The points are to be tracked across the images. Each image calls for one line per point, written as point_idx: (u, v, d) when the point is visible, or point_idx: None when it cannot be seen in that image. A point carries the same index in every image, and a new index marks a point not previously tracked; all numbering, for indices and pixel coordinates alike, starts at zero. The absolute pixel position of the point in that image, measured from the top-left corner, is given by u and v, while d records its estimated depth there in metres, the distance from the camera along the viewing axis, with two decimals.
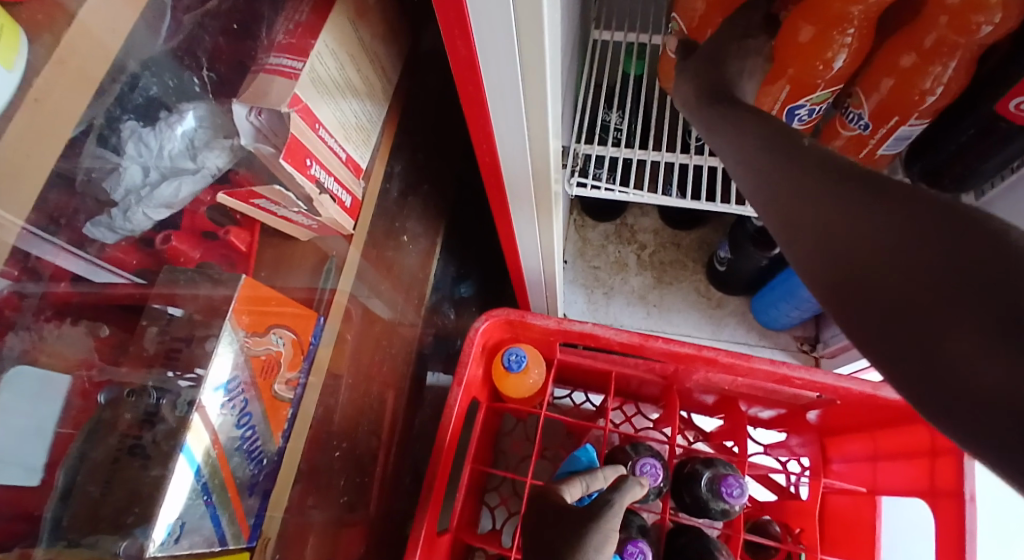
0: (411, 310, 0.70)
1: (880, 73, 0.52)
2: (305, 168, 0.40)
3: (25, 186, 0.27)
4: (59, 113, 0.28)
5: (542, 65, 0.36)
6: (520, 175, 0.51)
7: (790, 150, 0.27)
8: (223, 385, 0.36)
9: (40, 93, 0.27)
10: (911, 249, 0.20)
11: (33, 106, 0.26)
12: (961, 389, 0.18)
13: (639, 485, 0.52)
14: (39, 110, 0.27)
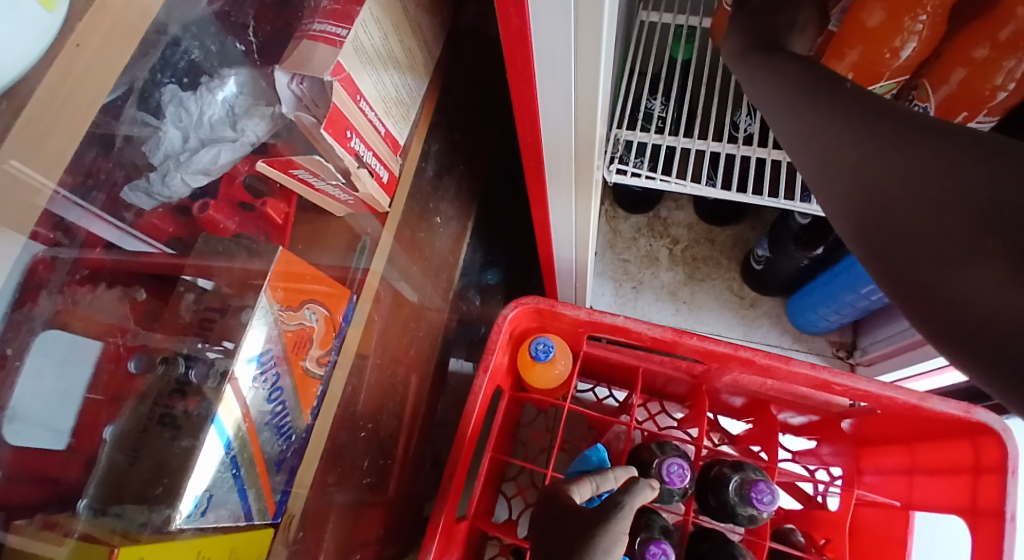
0: (439, 294, 0.69)
1: (952, 64, 0.49)
2: (345, 140, 0.39)
3: (58, 139, 0.26)
4: (98, 62, 0.26)
5: (598, 40, 0.34)
6: (562, 158, 0.49)
7: (826, 100, 0.26)
8: (256, 358, 0.35)
9: (83, 39, 0.26)
10: (936, 191, 0.20)
11: (73, 51, 0.25)
12: (967, 322, 0.19)
13: (651, 488, 0.47)
14: (79, 57, 0.25)
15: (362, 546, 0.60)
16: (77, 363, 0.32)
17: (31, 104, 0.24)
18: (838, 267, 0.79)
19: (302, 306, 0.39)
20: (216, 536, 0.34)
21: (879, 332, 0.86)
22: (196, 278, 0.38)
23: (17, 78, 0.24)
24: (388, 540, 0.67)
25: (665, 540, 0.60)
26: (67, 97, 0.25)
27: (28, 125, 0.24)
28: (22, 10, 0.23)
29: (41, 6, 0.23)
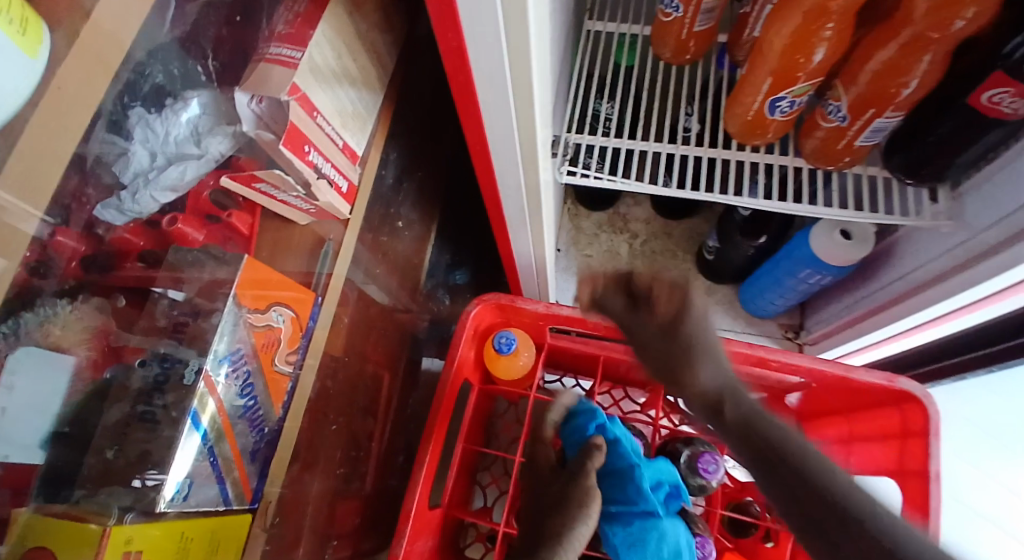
0: (405, 295, 0.73)
1: (861, 64, 0.52)
2: (303, 154, 0.42)
3: (45, 177, 0.28)
4: (76, 102, 0.28)
5: (527, 52, 0.38)
6: (508, 161, 0.53)
7: None
8: (227, 356, 0.38)
9: (62, 81, 0.27)
10: None
11: (55, 92, 0.27)
12: None
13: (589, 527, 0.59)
14: (61, 97, 0.27)
15: (340, 536, 0.64)
16: (53, 373, 0.34)
17: (23, 144, 0.26)
18: (780, 254, 0.84)
19: (272, 312, 0.43)
20: (195, 520, 0.37)
21: (821, 313, 0.92)
22: (167, 290, 0.40)
23: (10, 118, 0.25)
24: (365, 530, 0.71)
25: None
26: (41, 144, 0.27)
27: (20, 166, 0.26)
28: (14, 62, 0.25)
29: (26, 56, 0.25)
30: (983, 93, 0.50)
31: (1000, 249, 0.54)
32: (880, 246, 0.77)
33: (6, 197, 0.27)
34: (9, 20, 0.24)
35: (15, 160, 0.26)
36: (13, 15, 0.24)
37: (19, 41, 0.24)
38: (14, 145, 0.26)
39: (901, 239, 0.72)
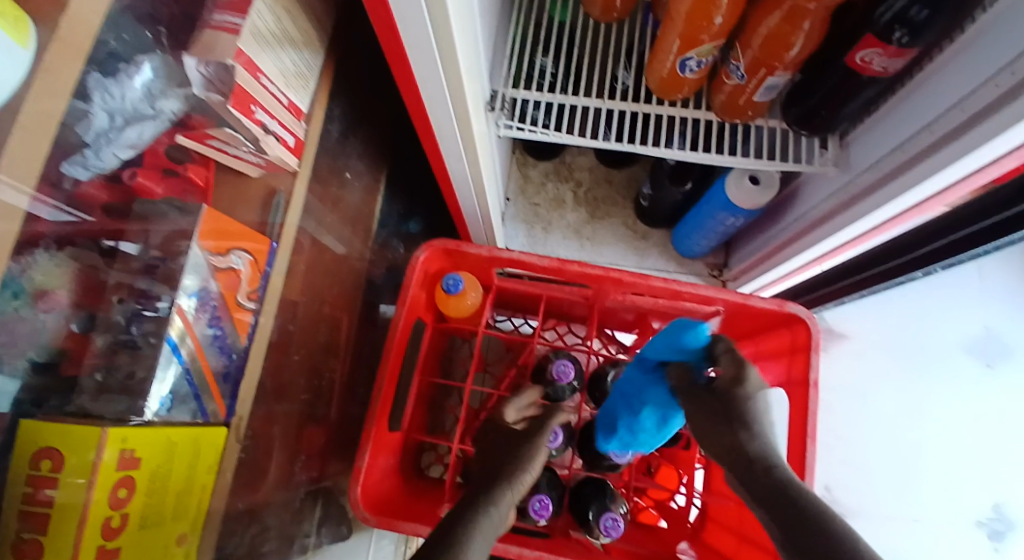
0: (358, 242, 0.79)
1: (756, 25, 0.59)
2: (250, 113, 0.47)
3: (37, 147, 0.33)
4: (61, 82, 0.34)
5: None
6: (439, 97, 0.59)
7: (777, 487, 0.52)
8: (194, 294, 0.45)
9: (49, 66, 0.33)
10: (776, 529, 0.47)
11: (44, 74, 0.33)
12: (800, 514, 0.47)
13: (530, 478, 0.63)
14: (50, 79, 0.34)
15: (309, 456, 0.72)
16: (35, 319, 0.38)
17: (20, 118, 0.32)
18: (703, 198, 0.93)
19: (228, 253, 0.48)
20: (178, 429, 0.44)
21: (741, 252, 1.02)
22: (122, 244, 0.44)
23: (9, 97, 0.31)
24: (333, 453, 0.79)
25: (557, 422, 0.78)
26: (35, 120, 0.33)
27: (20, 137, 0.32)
28: (9, 52, 0.31)
29: (17, 46, 0.31)
30: (857, 54, 0.58)
31: (869, 193, 0.64)
32: (785, 192, 0.86)
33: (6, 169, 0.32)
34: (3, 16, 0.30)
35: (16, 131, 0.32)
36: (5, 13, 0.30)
37: (12, 34, 0.30)
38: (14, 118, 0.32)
39: (801, 185, 0.81)
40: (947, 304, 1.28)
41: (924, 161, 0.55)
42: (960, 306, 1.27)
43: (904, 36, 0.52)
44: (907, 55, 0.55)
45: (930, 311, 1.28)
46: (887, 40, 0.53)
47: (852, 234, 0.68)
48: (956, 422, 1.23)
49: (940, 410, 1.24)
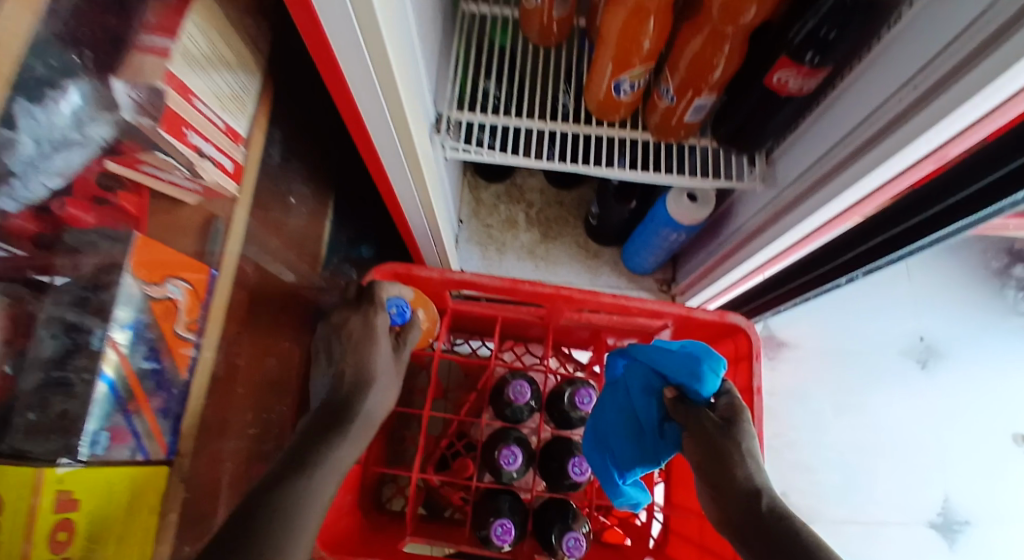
0: (306, 270, 0.77)
1: (682, 46, 0.62)
2: (183, 136, 0.47)
3: None
4: None
5: (375, 25, 0.45)
6: (379, 120, 0.60)
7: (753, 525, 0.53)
8: (129, 324, 0.43)
9: None
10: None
11: None
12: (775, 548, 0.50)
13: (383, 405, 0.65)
14: None
15: None
16: None
17: None
18: (648, 216, 0.97)
19: (167, 288, 0.47)
20: (111, 468, 0.43)
21: (686, 266, 1.06)
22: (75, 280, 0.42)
23: None
24: None
25: (517, 444, 0.77)
26: None
27: None
28: None
29: None
30: (774, 75, 0.62)
31: (793, 206, 0.67)
32: (721, 209, 0.90)
33: None
34: None
35: None
36: None
37: None
38: None
39: (735, 200, 0.85)
40: (878, 309, 1.36)
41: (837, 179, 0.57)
42: (890, 310, 1.36)
43: (815, 57, 0.57)
44: (819, 73, 0.59)
45: (863, 316, 1.36)
46: (801, 60, 0.58)
47: (782, 245, 0.72)
48: (894, 421, 1.30)
49: (878, 410, 1.31)
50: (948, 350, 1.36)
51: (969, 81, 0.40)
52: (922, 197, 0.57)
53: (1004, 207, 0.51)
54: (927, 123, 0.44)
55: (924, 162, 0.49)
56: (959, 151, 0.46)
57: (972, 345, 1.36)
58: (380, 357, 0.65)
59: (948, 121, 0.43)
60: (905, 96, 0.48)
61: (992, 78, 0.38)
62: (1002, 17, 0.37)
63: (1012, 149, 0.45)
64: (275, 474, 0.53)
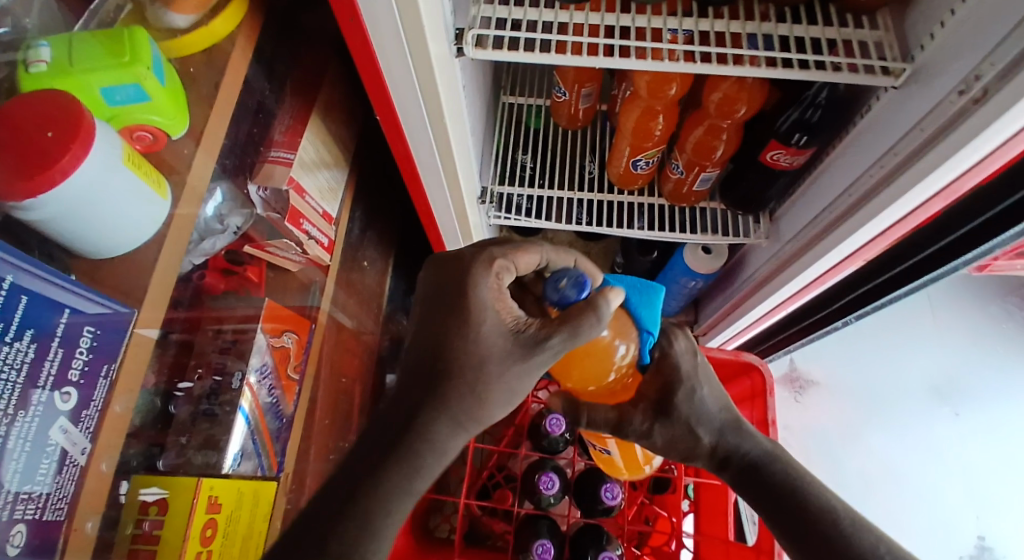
0: (370, 318, 0.91)
1: (689, 133, 0.75)
2: (299, 225, 0.60)
3: (169, 281, 0.43)
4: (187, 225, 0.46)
5: (445, 136, 0.60)
6: (442, 201, 0.74)
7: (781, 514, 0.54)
8: (258, 366, 0.56)
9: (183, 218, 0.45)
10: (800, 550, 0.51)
11: (180, 220, 0.45)
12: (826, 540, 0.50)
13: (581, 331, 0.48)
14: (183, 224, 0.45)
15: None
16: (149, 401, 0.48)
17: (162, 256, 0.42)
18: (667, 265, 1.08)
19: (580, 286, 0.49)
20: (245, 482, 0.53)
21: (706, 310, 1.16)
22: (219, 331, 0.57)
23: (152, 237, 0.42)
24: None
25: (553, 471, 0.87)
26: (169, 259, 0.43)
27: (162, 272, 0.42)
28: (154, 206, 0.41)
29: (160, 197, 0.42)
30: (768, 153, 0.74)
31: (794, 258, 0.76)
32: (733, 260, 1.01)
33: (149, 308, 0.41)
34: (153, 181, 0.41)
35: (160, 268, 0.42)
36: (154, 177, 0.41)
37: (157, 190, 0.42)
38: (157, 256, 0.42)
39: (746, 252, 0.95)
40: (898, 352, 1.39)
41: (832, 232, 0.67)
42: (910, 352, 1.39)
43: (802, 138, 0.69)
44: (805, 153, 0.71)
45: (883, 356, 1.40)
46: (789, 142, 0.70)
47: (785, 294, 0.81)
48: (915, 465, 1.33)
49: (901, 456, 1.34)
50: (969, 394, 1.37)
51: (940, 151, 0.50)
52: (909, 246, 0.66)
53: (984, 251, 0.60)
54: (909, 184, 0.54)
55: (913, 214, 0.58)
56: (942, 202, 0.56)
57: (996, 389, 1.37)
58: (487, 332, 0.47)
59: (932, 178, 0.52)
60: (883, 164, 0.59)
61: (960, 148, 0.48)
62: (956, 107, 0.49)
63: (1004, 190, 0.52)
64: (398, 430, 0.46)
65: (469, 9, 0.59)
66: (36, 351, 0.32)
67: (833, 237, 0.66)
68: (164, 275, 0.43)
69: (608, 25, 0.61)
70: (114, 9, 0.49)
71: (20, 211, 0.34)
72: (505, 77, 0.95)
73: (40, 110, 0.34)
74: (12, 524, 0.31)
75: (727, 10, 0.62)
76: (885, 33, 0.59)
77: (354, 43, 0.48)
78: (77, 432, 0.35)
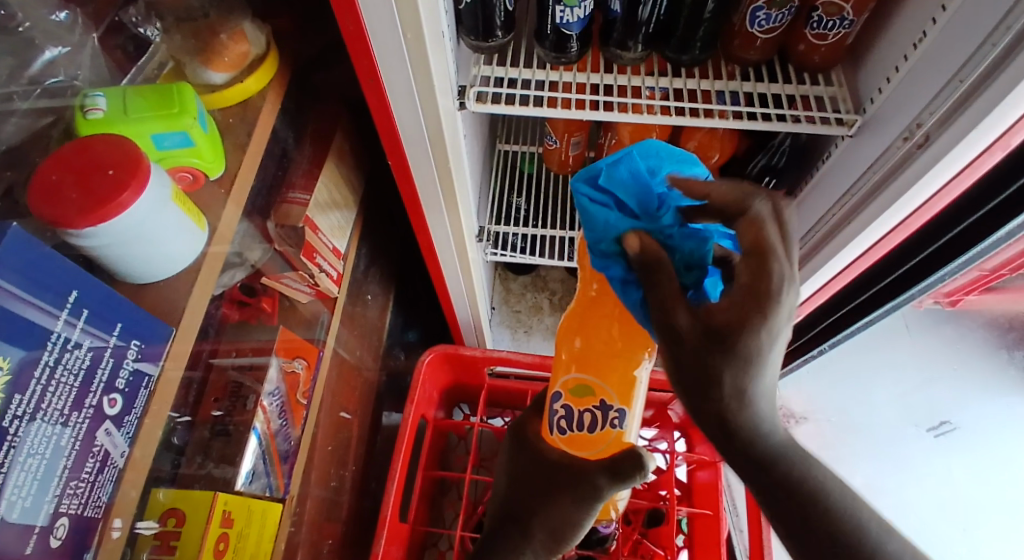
0: (371, 351, 0.95)
1: None
2: (312, 259, 0.66)
3: (200, 308, 0.48)
4: (218, 259, 0.51)
5: (450, 178, 0.66)
6: (445, 239, 0.80)
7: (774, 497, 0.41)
8: (272, 389, 0.60)
9: (214, 254, 0.50)
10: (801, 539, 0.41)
11: (213, 254, 0.50)
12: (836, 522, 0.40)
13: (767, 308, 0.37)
14: (216, 258, 0.50)
15: (333, 541, 0.82)
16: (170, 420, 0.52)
17: (198, 285, 0.48)
18: None
19: (620, 156, 0.50)
20: (255, 500, 0.56)
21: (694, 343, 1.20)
22: (230, 358, 0.60)
23: (189, 265, 0.48)
24: (348, 544, 0.88)
25: None
26: (202, 289, 0.48)
27: (197, 300, 0.47)
28: (192, 239, 0.47)
29: (199, 231, 0.48)
30: None
31: None
32: None
33: (184, 333, 0.46)
34: (194, 216, 0.47)
35: (195, 296, 0.47)
36: (195, 214, 0.47)
37: (196, 223, 0.47)
38: (194, 285, 0.47)
39: None
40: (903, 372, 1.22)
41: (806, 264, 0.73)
42: None
43: (771, 180, 0.79)
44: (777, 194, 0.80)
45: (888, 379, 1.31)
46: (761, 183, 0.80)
47: None
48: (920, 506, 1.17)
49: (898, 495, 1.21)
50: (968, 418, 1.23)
51: (889, 192, 0.57)
52: (873, 274, 0.72)
53: (940, 277, 0.66)
54: (869, 220, 0.61)
55: (878, 244, 0.65)
56: (899, 238, 0.63)
57: (1000, 406, 1.19)
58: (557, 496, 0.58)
59: (889, 214, 0.58)
60: (843, 204, 0.65)
61: (910, 188, 0.54)
62: (902, 152, 0.55)
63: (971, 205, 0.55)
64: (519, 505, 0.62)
65: (470, 69, 0.67)
66: (94, 359, 0.37)
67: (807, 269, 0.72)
68: (196, 303, 0.47)
69: (593, 83, 0.69)
70: (157, 66, 0.56)
71: (76, 238, 0.39)
72: (500, 127, 1.03)
73: (104, 155, 0.39)
74: (58, 517, 0.35)
75: (697, 70, 0.70)
76: (839, 89, 0.67)
77: (372, 100, 0.54)
78: (118, 437, 0.39)
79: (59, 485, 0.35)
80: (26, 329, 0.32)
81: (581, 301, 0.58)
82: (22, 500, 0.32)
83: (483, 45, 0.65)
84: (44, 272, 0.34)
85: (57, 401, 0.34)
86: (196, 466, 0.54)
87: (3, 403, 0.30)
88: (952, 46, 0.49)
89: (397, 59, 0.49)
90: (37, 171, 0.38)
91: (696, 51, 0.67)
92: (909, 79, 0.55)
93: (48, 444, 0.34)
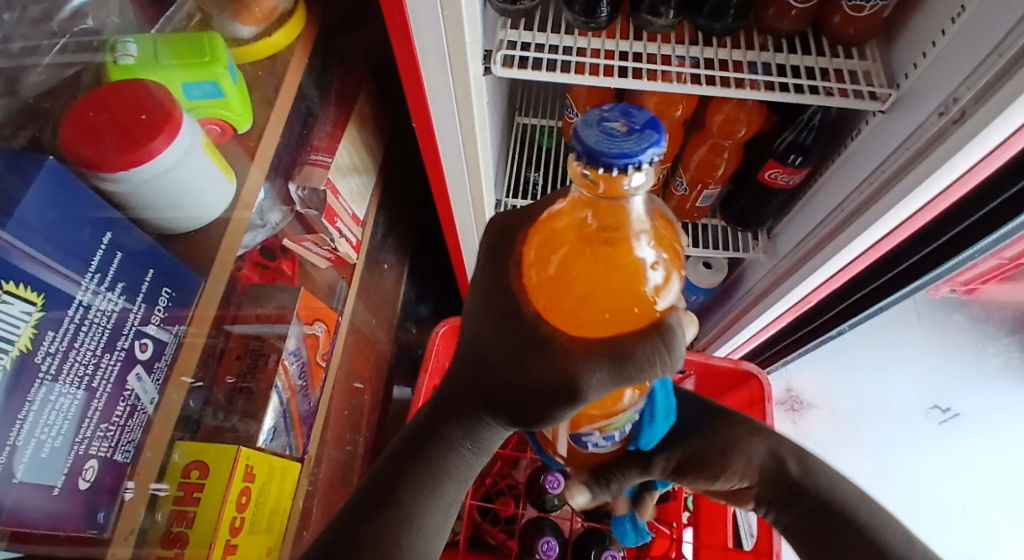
0: (385, 320, 0.95)
1: (695, 147, 0.85)
2: (333, 223, 0.66)
3: (221, 276, 0.48)
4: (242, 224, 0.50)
5: (474, 143, 0.65)
6: (463, 210, 0.79)
7: None
8: (293, 350, 0.60)
9: (237, 221, 0.49)
10: None
11: (241, 215, 0.50)
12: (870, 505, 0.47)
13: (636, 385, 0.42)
14: (243, 222, 0.50)
15: None
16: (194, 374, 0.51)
17: (225, 245, 0.48)
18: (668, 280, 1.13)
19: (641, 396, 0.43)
20: (276, 457, 0.56)
21: (707, 323, 1.18)
22: (242, 325, 0.58)
23: (218, 219, 0.48)
24: None
25: (553, 536, 0.82)
26: (228, 253, 0.48)
27: (223, 263, 0.48)
28: (224, 193, 0.47)
29: (229, 183, 0.48)
30: (766, 172, 0.80)
31: (792, 272, 0.82)
32: (733, 275, 1.05)
33: (208, 293, 0.46)
34: (222, 168, 0.47)
35: (221, 260, 0.47)
36: (223, 166, 0.47)
37: (227, 175, 0.48)
38: (222, 248, 0.48)
39: (745, 268, 1.00)
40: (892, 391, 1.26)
41: (833, 242, 0.71)
42: (909, 366, 1.30)
43: (798, 159, 0.76)
44: (801, 172, 0.77)
45: (901, 366, 1.30)
46: (786, 161, 0.76)
47: (788, 304, 0.87)
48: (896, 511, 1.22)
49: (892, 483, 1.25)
50: (965, 403, 1.29)
51: (924, 164, 0.55)
52: (895, 256, 0.70)
53: (963, 258, 0.64)
54: (901, 196, 0.59)
55: (901, 227, 0.64)
56: (924, 218, 0.61)
57: (1001, 395, 1.26)
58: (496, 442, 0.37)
59: (921, 188, 0.57)
60: (871, 182, 0.64)
61: (943, 161, 0.53)
62: (937, 127, 0.54)
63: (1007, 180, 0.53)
64: (427, 443, 0.36)
65: (496, 33, 0.66)
66: (125, 302, 0.38)
67: (830, 248, 0.72)
68: (216, 277, 0.47)
69: (622, 51, 0.68)
70: (186, 17, 0.55)
71: (109, 182, 0.38)
72: (518, 99, 1.02)
73: (140, 99, 0.39)
74: (87, 459, 0.35)
75: (728, 40, 0.69)
76: (873, 63, 0.65)
77: (400, 56, 0.53)
78: (148, 382, 0.40)
79: (89, 427, 0.35)
80: (57, 262, 0.32)
81: (544, 293, 0.32)
82: (52, 440, 0.32)
83: (510, 7, 0.64)
84: (69, 209, 0.34)
85: (91, 340, 0.34)
86: (219, 420, 0.54)
87: (37, 338, 0.30)
88: (997, 13, 0.47)
89: (431, 19, 0.48)
90: (71, 110, 0.38)
91: (729, 19, 0.66)
92: (948, 50, 0.53)
93: (81, 382, 0.34)
